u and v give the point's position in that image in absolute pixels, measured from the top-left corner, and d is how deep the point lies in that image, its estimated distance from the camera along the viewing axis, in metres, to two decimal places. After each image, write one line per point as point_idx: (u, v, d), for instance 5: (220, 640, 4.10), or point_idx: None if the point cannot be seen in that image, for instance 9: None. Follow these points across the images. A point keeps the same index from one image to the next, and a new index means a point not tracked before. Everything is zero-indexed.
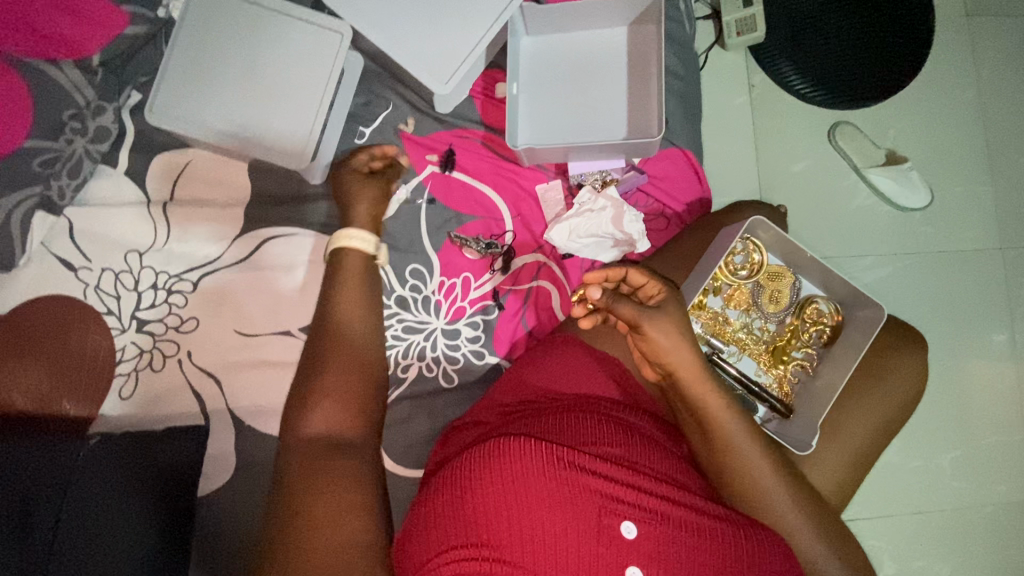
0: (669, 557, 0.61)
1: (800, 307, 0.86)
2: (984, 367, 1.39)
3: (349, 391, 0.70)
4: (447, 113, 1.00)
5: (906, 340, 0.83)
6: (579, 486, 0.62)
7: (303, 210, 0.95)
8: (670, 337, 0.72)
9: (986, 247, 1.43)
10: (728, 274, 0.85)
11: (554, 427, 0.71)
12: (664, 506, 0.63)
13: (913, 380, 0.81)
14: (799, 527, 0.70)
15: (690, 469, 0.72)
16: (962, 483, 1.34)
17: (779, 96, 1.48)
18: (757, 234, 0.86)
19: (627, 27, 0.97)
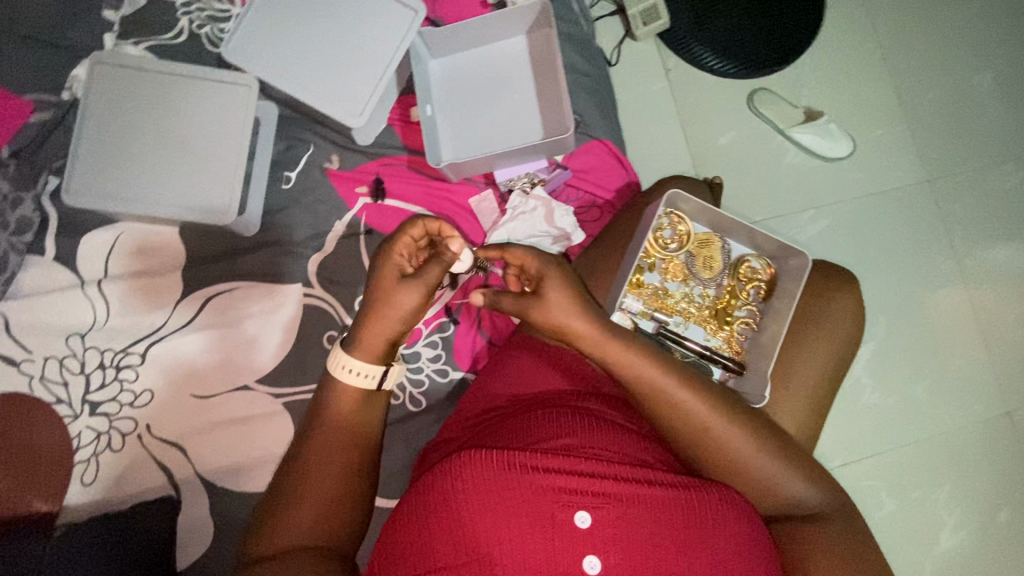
0: (625, 538, 0.62)
1: (733, 268, 0.90)
2: (935, 295, 1.44)
3: (326, 482, 0.70)
4: (370, 143, 1.00)
5: (842, 280, 0.85)
6: (527, 486, 0.63)
7: (244, 263, 0.95)
8: (563, 303, 0.72)
9: (916, 180, 1.51)
10: (659, 249, 0.88)
11: (508, 433, 0.72)
12: (616, 490, 0.63)
13: (855, 316, 0.84)
14: (752, 464, 0.70)
15: (650, 446, 0.72)
16: (938, 408, 1.39)
17: (694, 75, 1.55)
18: (679, 207, 0.89)
19: (525, 35, 1.00)
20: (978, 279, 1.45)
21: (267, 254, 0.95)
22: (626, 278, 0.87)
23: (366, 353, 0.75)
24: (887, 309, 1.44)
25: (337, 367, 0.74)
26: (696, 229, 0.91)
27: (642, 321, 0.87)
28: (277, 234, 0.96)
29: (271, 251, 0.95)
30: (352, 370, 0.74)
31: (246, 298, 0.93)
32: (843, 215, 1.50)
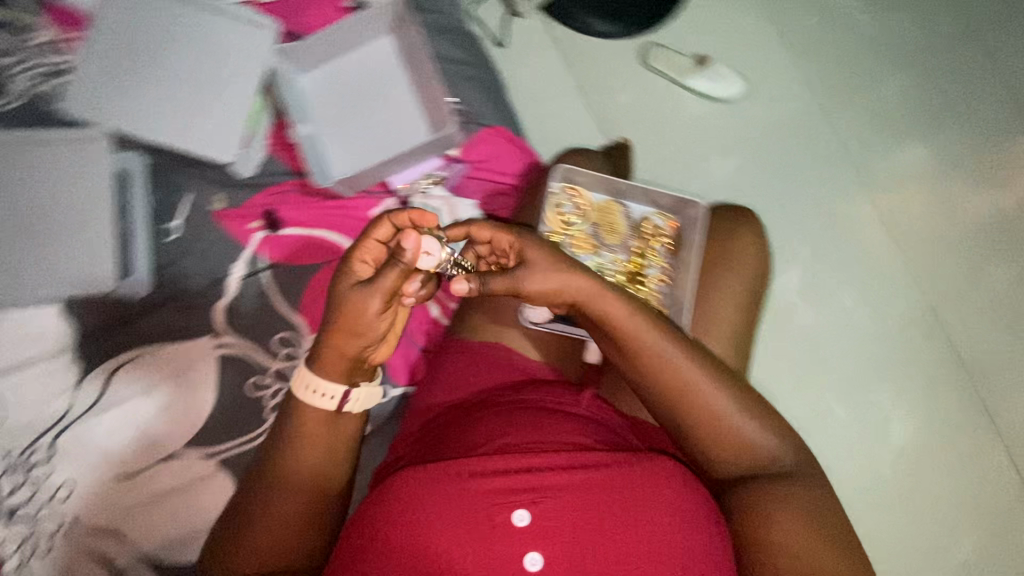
0: (562, 528, 0.66)
1: (638, 229, 0.91)
2: (843, 205, 1.53)
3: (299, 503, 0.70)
4: (253, 174, 0.94)
5: (741, 220, 0.88)
6: (467, 493, 0.68)
7: (144, 327, 0.89)
8: (553, 269, 0.71)
9: (808, 104, 1.58)
10: (562, 226, 0.89)
11: (452, 440, 0.76)
12: (549, 483, 0.68)
13: (756, 253, 0.87)
14: (733, 420, 0.72)
15: (588, 429, 0.76)
16: (865, 310, 1.48)
17: (583, 39, 1.59)
18: (575, 180, 0.90)
19: (391, 33, 0.97)
20: (880, 187, 1.54)
21: (167, 312, 0.90)
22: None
23: (331, 374, 0.70)
24: (802, 232, 1.52)
25: (301, 388, 0.70)
26: (596, 199, 0.92)
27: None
28: (173, 289, 0.91)
29: (171, 308, 0.90)
30: (318, 392, 0.70)
31: (157, 362, 0.88)
32: (748, 152, 1.56)
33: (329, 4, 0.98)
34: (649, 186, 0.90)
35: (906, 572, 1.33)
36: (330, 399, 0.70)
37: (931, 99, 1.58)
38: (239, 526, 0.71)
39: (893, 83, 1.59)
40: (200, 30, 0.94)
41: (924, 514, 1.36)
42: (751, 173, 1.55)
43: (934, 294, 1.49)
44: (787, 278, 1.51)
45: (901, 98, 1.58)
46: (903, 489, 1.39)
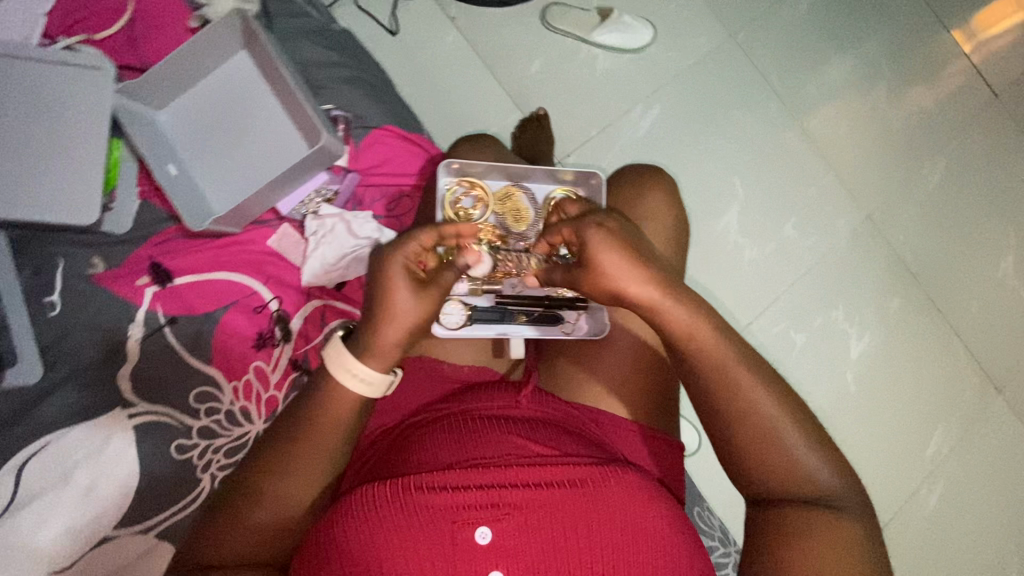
0: (524, 547, 0.65)
1: (544, 209, 0.87)
2: (739, 146, 1.69)
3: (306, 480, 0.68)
4: (130, 229, 0.89)
5: (649, 185, 0.89)
6: (429, 510, 0.65)
7: (43, 414, 0.81)
8: (616, 266, 0.65)
9: (699, 53, 1.70)
10: (463, 223, 0.84)
11: (416, 450, 0.72)
12: (514, 499, 0.66)
13: (669, 216, 0.87)
14: (786, 438, 0.64)
15: (548, 434, 0.74)
16: (770, 239, 1.67)
17: (480, 15, 1.59)
18: (469, 171, 0.86)
19: (245, 49, 0.89)
20: (800, 113, 1.73)
21: (65, 392, 0.82)
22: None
23: (379, 362, 0.67)
24: (731, 169, 1.67)
25: (338, 369, 0.66)
26: (495, 187, 0.88)
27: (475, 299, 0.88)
28: (69, 366, 0.84)
29: (68, 387, 0.83)
30: (355, 376, 0.66)
31: (66, 448, 0.80)
32: (652, 107, 1.66)
33: (169, 29, 0.90)
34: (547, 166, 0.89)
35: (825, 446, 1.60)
36: (369, 387, 0.67)
37: (822, 20, 1.75)
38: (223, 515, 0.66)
39: (784, 14, 1.76)
40: (10, 79, 0.79)
41: (885, 394, 1.65)
42: (658, 125, 1.65)
43: (868, 205, 1.73)
44: (726, 218, 1.65)
45: (799, 25, 1.75)
46: (866, 385, 1.64)
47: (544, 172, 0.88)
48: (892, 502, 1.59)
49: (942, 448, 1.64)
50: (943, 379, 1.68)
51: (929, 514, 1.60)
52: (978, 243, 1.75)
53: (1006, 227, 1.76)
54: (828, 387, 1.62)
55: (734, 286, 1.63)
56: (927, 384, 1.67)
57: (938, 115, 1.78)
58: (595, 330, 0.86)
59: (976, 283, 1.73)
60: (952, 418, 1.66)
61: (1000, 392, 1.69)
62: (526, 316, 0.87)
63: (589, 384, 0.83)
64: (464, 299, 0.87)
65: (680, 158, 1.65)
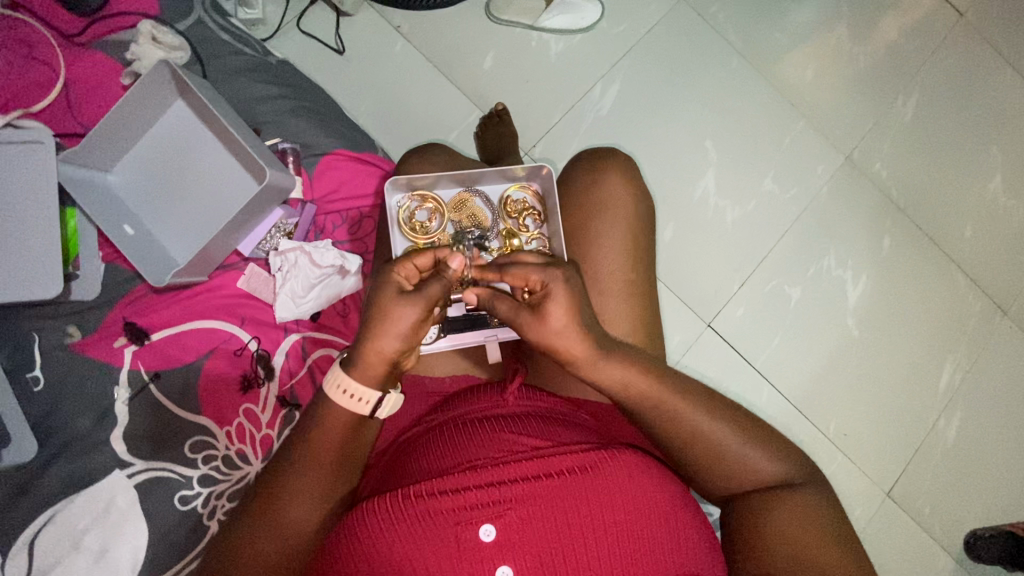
0: (532, 539, 0.60)
1: (500, 211, 0.93)
2: (705, 107, 1.66)
3: (318, 474, 0.64)
4: (100, 293, 0.90)
5: (605, 168, 0.88)
6: (428, 514, 0.61)
7: (46, 488, 0.82)
8: (558, 323, 0.64)
9: (651, 20, 1.67)
10: (422, 236, 0.88)
11: (410, 460, 0.69)
12: (514, 493, 0.62)
13: (629, 196, 0.86)
14: (741, 453, 0.68)
15: (545, 424, 0.71)
16: (752, 196, 1.64)
17: (424, 19, 1.58)
18: (420, 185, 0.89)
19: (180, 98, 0.89)
20: (763, 64, 1.70)
21: (64, 462, 0.83)
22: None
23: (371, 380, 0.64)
24: (702, 132, 1.65)
25: (332, 386, 0.64)
26: (448, 195, 0.92)
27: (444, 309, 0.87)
28: (63, 437, 0.84)
29: (67, 457, 0.84)
30: (345, 391, 0.63)
31: (74, 516, 0.81)
32: (612, 81, 1.63)
33: (103, 89, 0.91)
34: (496, 166, 0.91)
35: (836, 395, 1.59)
36: (358, 402, 0.63)
37: None
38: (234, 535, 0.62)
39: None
40: None
41: (890, 332, 1.63)
42: (621, 100, 1.63)
43: (845, 146, 1.70)
44: (704, 182, 1.63)
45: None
46: (869, 327, 1.62)
47: (496, 173, 0.90)
48: (912, 440, 1.58)
49: (955, 377, 1.62)
50: (946, 309, 1.66)
51: (950, 444, 1.59)
52: (964, 165, 1.72)
53: (990, 145, 1.73)
54: (831, 335, 1.61)
55: (720, 249, 1.61)
56: (931, 314, 1.65)
57: (907, 43, 1.74)
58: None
59: (967, 206, 1.70)
60: (960, 346, 1.64)
61: (1006, 313, 1.67)
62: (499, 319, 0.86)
63: (575, 378, 0.82)
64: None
65: (648, 129, 1.63)
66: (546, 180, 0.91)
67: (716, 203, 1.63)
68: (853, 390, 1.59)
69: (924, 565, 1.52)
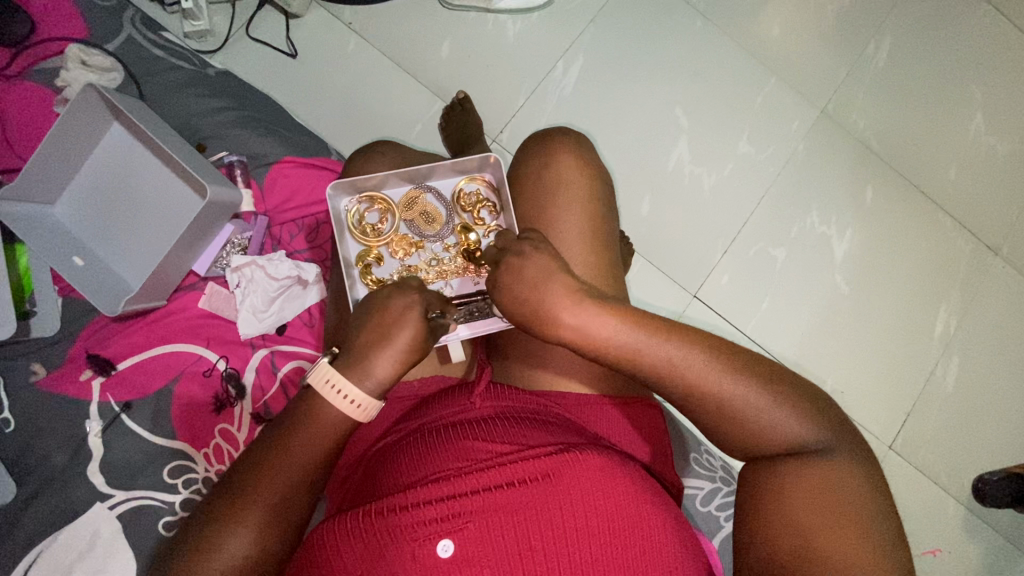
0: (490, 550, 0.59)
1: (453, 206, 0.93)
2: (673, 74, 1.62)
3: (298, 467, 0.63)
4: (60, 328, 0.88)
5: (555, 151, 0.85)
6: (388, 532, 0.60)
7: (29, 527, 0.81)
8: (562, 304, 0.64)
9: None
10: (375, 239, 0.90)
11: (379, 475, 0.68)
12: (473, 504, 0.61)
13: (582, 175, 0.84)
14: (771, 416, 0.61)
15: (511, 428, 0.69)
16: (728, 160, 1.61)
17: (376, 12, 1.54)
18: (367, 189, 0.90)
19: (117, 120, 0.87)
20: (729, 23, 1.66)
21: (44, 500, 0.83)
22: (360, 287, 0.86)
23: (374, 389, 0.66)
24: (671, 100, 1.61)
25: (330, 391, 0.64)
26: (398, 194, 0.92)
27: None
28: (39, 476, 0.84)
29: (46, 494, 0.83)
30: (341, 393, 0.64)
31: (59, 552, 0.81)
32: (575, 58, 1.59)
33: (37, 120, 0.88)
34: (445, 159, 0.90)
35: (830, 355, 1.57)
36: (356, 409, 0.65)
37: None
38: (192, 556, 0.59)
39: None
40: None
41: (881, 285, 1.61)
42: (587, 76, 1.59)
43: (820, 99, 1.66)
44: (678, 151, 1.60)
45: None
46: (858, 281, 1.60)
47: (445, 167, 0.90)
48: (911, 390, 1.57)
49: (950, 322, 1.60)
50: (936, 255, 1.63)
51: (950, 390, 1.57)
52: (945, 106, 1.68)
53: (969, 82, 1.68)
54: (820, 293, 1.59)
55: (701, 217, 1.58)
56: (921, 263, 1.62)
57: None
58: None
59: (950, 147, 1.66)
60: (953, 292, 1.62)
61: (998, 254, 1.64)
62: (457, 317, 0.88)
63: (543, 369, 0.81)
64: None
65: (615, 103, 1.59)
66: (496, 169, 0.92)
67: (692, 172, 1.60)
68: (847, 346, 1.58)
69: (933, 513, 1.51)
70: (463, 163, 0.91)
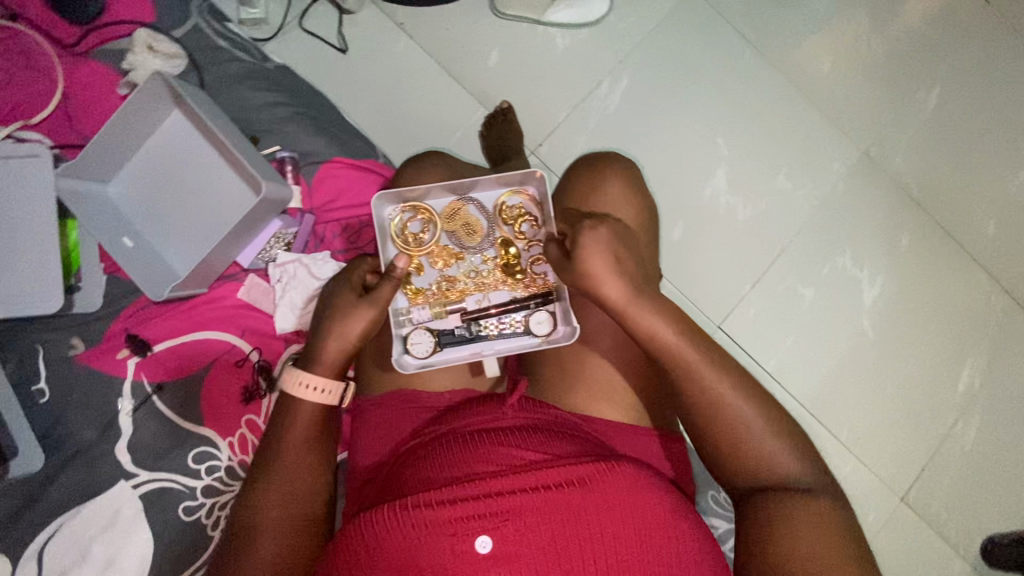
0: (526, 550, 0.61)
1: (495, 219, 0.93)
2: (717, 102, 1.62)
3: (297, 462, 0.74)
4: (102, 304, 0.89)
5: (606, 175, 0.86)
6: (426, 524, 0.61)
7: (54, 498, 0.83)
8: (609, 267, 0.71)
9: (662, 14, 1.63)
10: (416, 248, 0.90)
11: (411, 470, 0.70)
12: (511, 504, 0.62)
13: (632, 203, 0.85)
14: (764, 442, 0.69)
15: (544, 437, 0.71)
16: (764, 193, 1.60)
17: (428, 14, 1.55)
18: (412, 197, 0.90)
19: (178, 108, 0.88)
20: (779, 57, 1.65)
21: (70, 472, 0.84)
22: (399, 296, 0.88)
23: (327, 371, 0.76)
24: (714, 128, 1.61)
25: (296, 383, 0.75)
26: (441, 205, 0.92)
27: (440, 322, 0.89)
28: (68, 448, 0.85)
29: (73, 467, 0.85)
30: (310, 388, 0.75)
31: (81, 525, 0.83)
32: (621, 77, 1.59)
33: (102, 100, 0.91)
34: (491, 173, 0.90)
35: (848, 399, 1.55)
36: (320, 392, 0.76)
37: None
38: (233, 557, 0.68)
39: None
40: None
41: (907, 335, 1.58)
42: (631, 96, 1.59)
43: (863, 141, 1.64)
44: (715, 180, 1.59)
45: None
46: (885, 328, 1.58)
47: (490, 180, 0.90)
48: (927, 444, 1.54)
49: (974, 380, 1.57)
50: (967, 309, 1.60)
51: (968, 449, 1.54)
52: (989, 159, 1.65)
53: (1017, 137, 1.66)
54: (845, 336, 1.57)
55: (731, 248, 1.57)
56: (951, 316, 1.60)
57: (929, 32, 1.68)
58: (570, 334, 0.84)
59: (991, 202, 1.64)
60: (980, 348, 1.59)
61: None
62: (494, 328, 0.88)
63: (573, 395, 0.81)
64: (429, 325, 0.88)
65: (656, 125, 1.59)
66: (542, 184, 0.91)
67: (727, 203, 1.59)
68: (866, 392, 1.56)
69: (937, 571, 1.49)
70: (509, 176, 0.90)
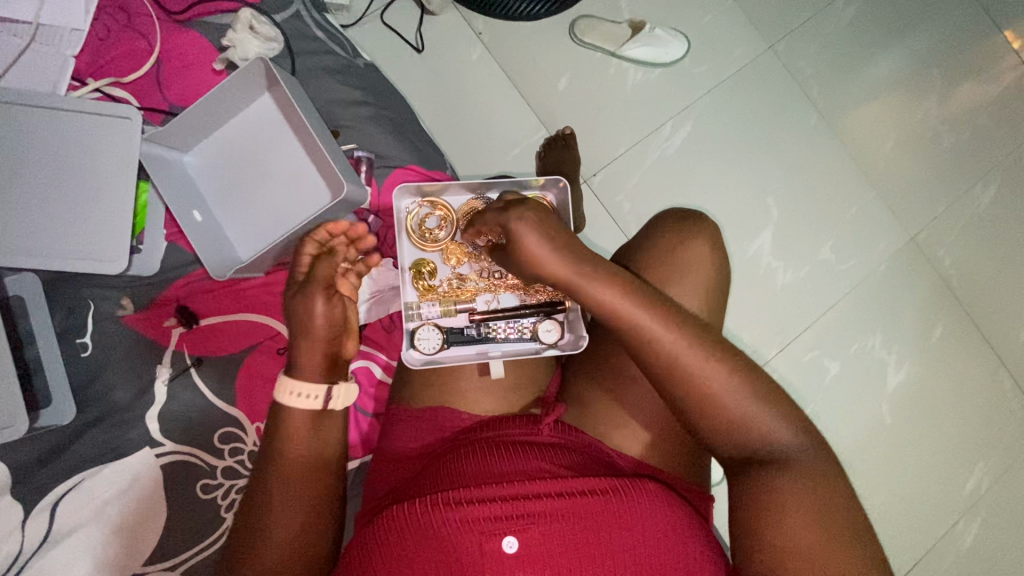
0: (549, 553, 0.65)
1: None
2: (775, 162, 1.61)
3: (308, 448, 0.69)
4: (156, 269, 0.93)
5: (693, 232, 0.87)
6: (454, 523, 0.65)
7: (76, 454, 0.81)
8: (536, 246, 0.66)
9: (736, 66, 1.63)
10: (432, 244, 0.91)
11: (435, 473, 0.73)
12: (536, 508, 0.66)
13: (713, 266, 0.86)
14: (760, 416, 0.64)
15: (565, 453, 0.75)
16: (807, 261, 1.59)
17: (508, 29, 1.55)
18: (432, 195, 0.92)
19: (269, 92, 0.93)
20: (843, 129, 1.64)
21: (97, 430, 0.83)
22: (410, 290, 0.91)
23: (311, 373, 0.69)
24: (767, 188, 1.60)
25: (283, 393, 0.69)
26: (459, 203, 0.94)
27: (449, 319, 0.91)
28: (99, 408, 0.85)
29: (100, 426, 0.83)
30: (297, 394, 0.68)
31: (98, 486, 0.81)
32: (685, 121, 1.59)
33: (196, 71, 0.96)
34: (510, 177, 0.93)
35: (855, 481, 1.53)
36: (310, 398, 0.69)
37: (866, 32, 1.67)
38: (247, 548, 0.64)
39: (830, 22, 1.67)
40: (43, 133, 0.82)
41: (924, 426, 1.56)
42: (691, 143, 1.59)
43: (913, 227, 1.64)
44: (760, 240, 1.58)
45: (846, 33, 1.67)
46: (904, 416, 1.56)
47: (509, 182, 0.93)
48: (927, 540, 1.52)
49: (982, 484, 1.55)
50: (986, 410, 1.59)
51: (964, 551, 1.53)
52: None
53: None
54: (862, 417, 1.55)
55: (765, 310, 1.57)
56: (969, 415, 1.58)
57: (996, 130, 1.67)
58: (575, 343, 0.91)
59: None
60: (993, 454, 1.57)
61: None
62: (501, 331, 0.90)
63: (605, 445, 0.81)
64: (437, 321, 0.90)
65: (712, 176, 1.58)
66: (560, 193, 0.95)
67: (768, 265, 1.58)
68: (874, 478, 1.54)
69: None
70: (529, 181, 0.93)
